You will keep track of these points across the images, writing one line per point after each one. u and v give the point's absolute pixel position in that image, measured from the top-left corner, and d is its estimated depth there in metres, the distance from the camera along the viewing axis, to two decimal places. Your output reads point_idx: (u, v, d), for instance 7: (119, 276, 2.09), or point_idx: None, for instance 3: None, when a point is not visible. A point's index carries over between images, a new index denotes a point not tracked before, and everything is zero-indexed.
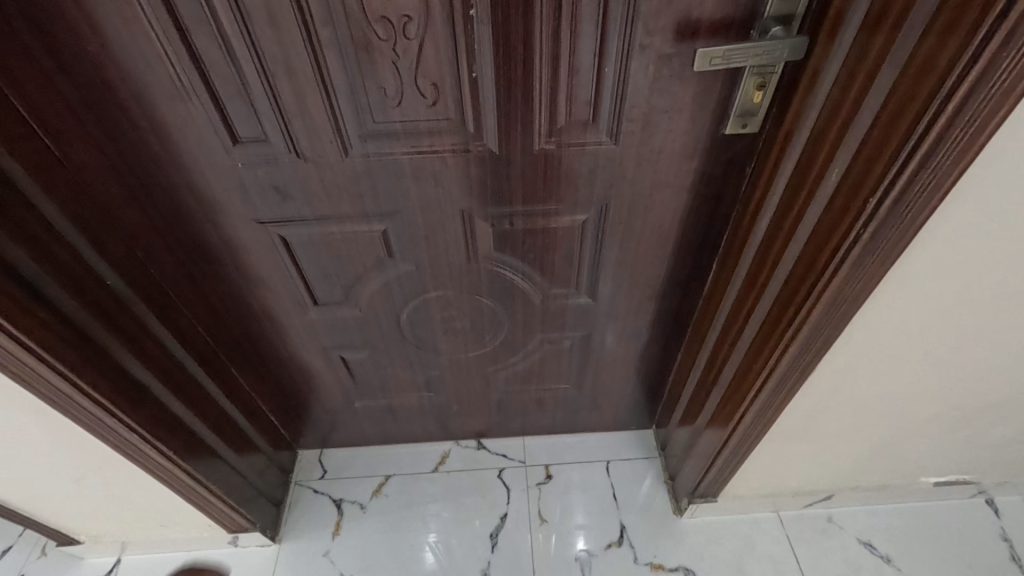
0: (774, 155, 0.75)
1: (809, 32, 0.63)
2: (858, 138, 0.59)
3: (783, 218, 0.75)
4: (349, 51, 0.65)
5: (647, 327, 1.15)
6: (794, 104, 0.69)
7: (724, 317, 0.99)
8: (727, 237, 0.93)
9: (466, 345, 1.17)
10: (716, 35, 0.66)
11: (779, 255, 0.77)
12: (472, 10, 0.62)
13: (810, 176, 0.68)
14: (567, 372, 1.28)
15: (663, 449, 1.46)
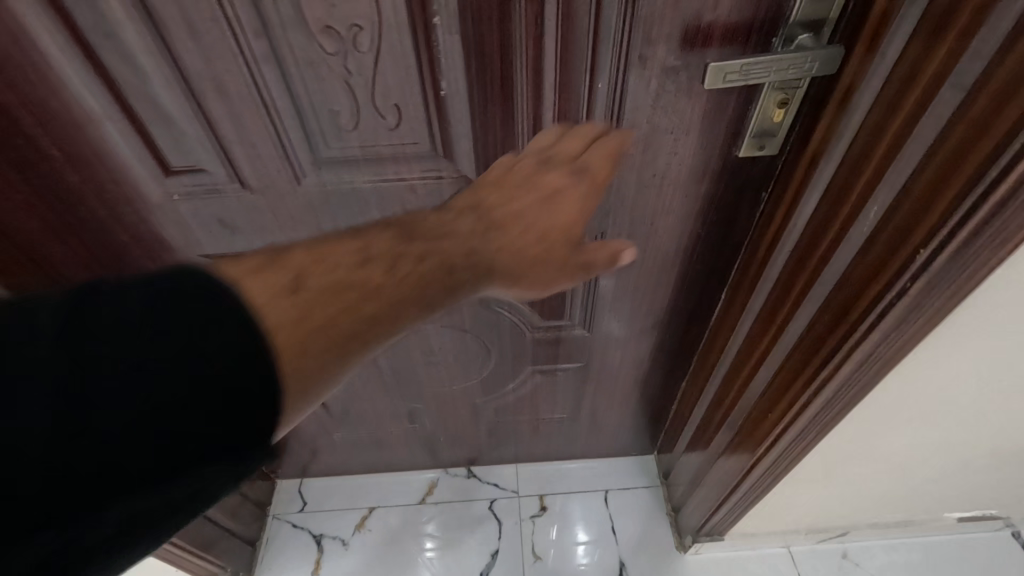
0: (795, 182, 0.65)
1: (844, 40, 0.52)
2: (905, 173, 0.49)
3: (806, 255, 0.65)
4: (289, 67, 0.54)
5: (648, 357, 1.05)
6: (820, 126, 0.58)
7: (735, 353, 0.89)
8: (738, 265, 0.82)
9: (450, 377, 1.07)
10: (731, 44, 0.55)
11: (801, 295, 0.67)
12: (436, 18, 0.51)
13: (841, 213, 0.58)
14: (562, 401, 1.19)
15: (665, 477, 1.37)
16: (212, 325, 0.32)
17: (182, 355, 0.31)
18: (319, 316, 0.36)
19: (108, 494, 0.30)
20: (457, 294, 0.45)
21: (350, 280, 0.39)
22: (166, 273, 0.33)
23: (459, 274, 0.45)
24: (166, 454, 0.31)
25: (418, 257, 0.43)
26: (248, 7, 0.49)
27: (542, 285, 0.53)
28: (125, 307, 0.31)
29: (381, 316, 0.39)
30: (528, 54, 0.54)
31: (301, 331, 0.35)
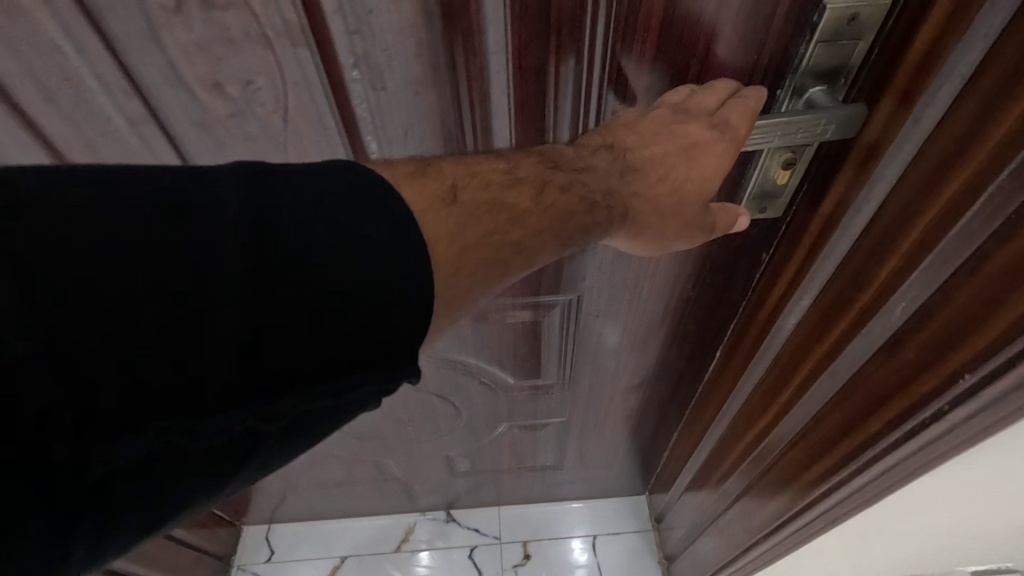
0: (801, 253, 0.55)
1: (867, 95, 0.42)
2: (944, 273, 0.39)
3: (814, 339, 0.55)
4: (178, 132, 0.43)
5: (636, 409, 0.95)
6: (833, 193, 0.48)
7: (732, 419, 0.79)
8: (735, 325, 0.72)
9: (419, 433, 0.97)
10: None
11: (809, 379, 0.57)
12: (353, 71, 0.40)
13: (858, 302, 0.48)
14: (544, 451, 1.09)
15: (657, 522, 1.28)
16: (385, 232, 0.30)
17: (358, 252, 0.29)
18: (473, 233, 0.34)
19: (272, 383, 0.28)
20: (581, 239, 0.40)
21: (500, 200, 0.36)
22: (348, 171, 0.31)
23: (592, 208, 0.40)
24: (329, 353, 0.29)
25: (562, 186, 0.39)
26: (110, 62, 0.38)
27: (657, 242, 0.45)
28: (306, 194, 0.30)
29: (526, 243, 0.37)
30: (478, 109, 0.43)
31: (457, 246, 0.33)
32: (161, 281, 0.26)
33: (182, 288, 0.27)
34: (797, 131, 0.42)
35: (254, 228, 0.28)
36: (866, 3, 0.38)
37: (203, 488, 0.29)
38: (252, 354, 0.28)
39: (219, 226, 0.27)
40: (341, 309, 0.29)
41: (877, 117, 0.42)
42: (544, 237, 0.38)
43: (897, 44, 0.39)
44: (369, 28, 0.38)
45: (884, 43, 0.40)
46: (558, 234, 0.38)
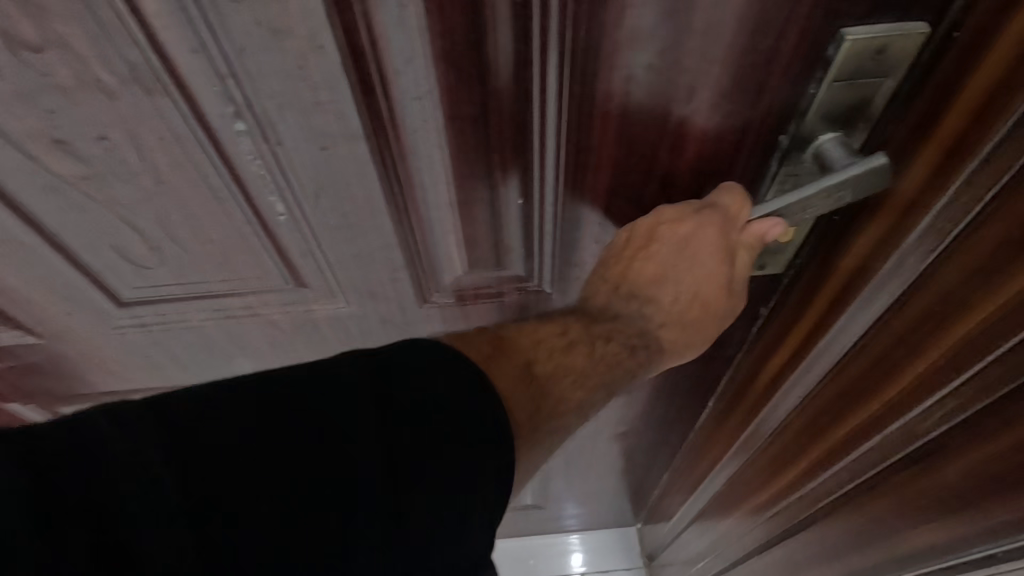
0: (806, 319, 0.45)
1: (895, 150, 0.34)
2: (1010, 382, 0.29)
3: (821, 427, 0.45)
4: (19, 196, 0.33)
5: (621, 455, 0.87)
6: (851, 254, 0.38)
7: (725, 480, 0.70)
8: (731, 381, 0.63)
9: None
10: (720, 143, 0.35)
11: (809, 471, 0.48)
12: (237, 122, 0.31)
13: (881, 395, 0.38)
14: (523, 492, 1.01)
15: (649, 560, 1.19)
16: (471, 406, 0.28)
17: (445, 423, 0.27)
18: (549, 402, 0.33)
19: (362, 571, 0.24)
20: (626, 383, 0.38)
21: (551, 359, 0.34)
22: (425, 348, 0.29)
23: (632, 351, 0.38)
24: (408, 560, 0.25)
25: (603, 337, 0.37)
26: None
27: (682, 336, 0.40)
28: (378, 365, 0.28)
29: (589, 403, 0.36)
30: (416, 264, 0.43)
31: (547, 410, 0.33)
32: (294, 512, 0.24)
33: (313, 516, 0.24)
34: (805, 207, 0.33)
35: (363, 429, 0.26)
36: (899, 35, 0.29)
37: None
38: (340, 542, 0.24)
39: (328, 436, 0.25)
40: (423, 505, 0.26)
41: (917, 171, 0.33)
42: (598, 394, 0.36)
43: (939, 93, 0.30)
44: (247, 71, 0.29)
45: (923, 90, 0.31)
46: (602, 395, 0.36)
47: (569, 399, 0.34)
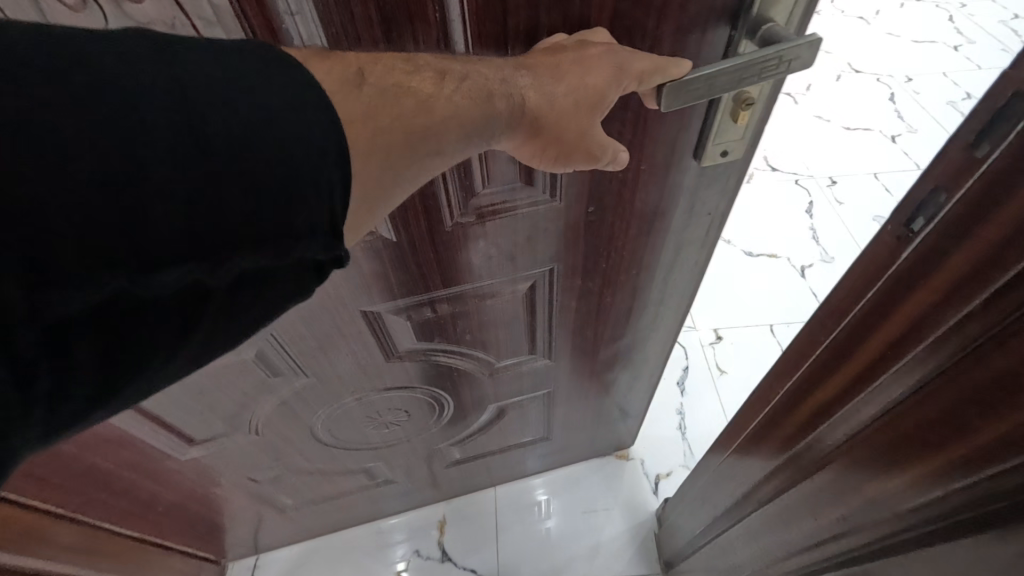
0: (862, 356, 0.47)
1: (971, 201, 0.37)
2: None
3: (868, 470, 0.47)
4: None
5: (618, 371, 0.98)
6: (926, 291, 0.41)
7: (752, 507, 0.71)
8: (770, 407, 0.64)
9: (407, 432, 0.95)
10: (687, 39, 0.44)
11: (856, 509, 0.49)
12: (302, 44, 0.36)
13: (950, 444, 0.39)
14: (533, 425, 1.10)
15: (667, 568, 1.14)
16: (317, 131, 0.30)
17: (290, 118, 0.29)
18: (387, 113, 0.35)
19: (208, 243, 0.28)
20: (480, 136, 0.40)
21: (444, 117, 0.38)
22: (272, 52, 0.30)
23: (490, 100, 0.39)
24: (256, 235, 0.29)
25: (460, 76, 0.38)
26: None
27: (560, 157, 0.44)
28: (224, 59, 0.29)
29: (424, 132, 0.37)
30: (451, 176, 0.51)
31: (383, 118, 0.35)
32: (102, 180, 0.25)
33: (125, 189, 0.25)
34: (762, 71, 0.43)
35: (184, 135, 0.26)
36: None
37: (105, 353, 0.27)
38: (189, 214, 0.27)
39: (151, 130, 0.26)
40: (274, 195, 0.29)
41: (1004, 215, 0.35)
42: (446, 125, 0.38)
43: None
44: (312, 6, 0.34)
45: (1017, 129, 0.34)
46: (452, 128, 0.38)
47: (404, 116, 0.36)
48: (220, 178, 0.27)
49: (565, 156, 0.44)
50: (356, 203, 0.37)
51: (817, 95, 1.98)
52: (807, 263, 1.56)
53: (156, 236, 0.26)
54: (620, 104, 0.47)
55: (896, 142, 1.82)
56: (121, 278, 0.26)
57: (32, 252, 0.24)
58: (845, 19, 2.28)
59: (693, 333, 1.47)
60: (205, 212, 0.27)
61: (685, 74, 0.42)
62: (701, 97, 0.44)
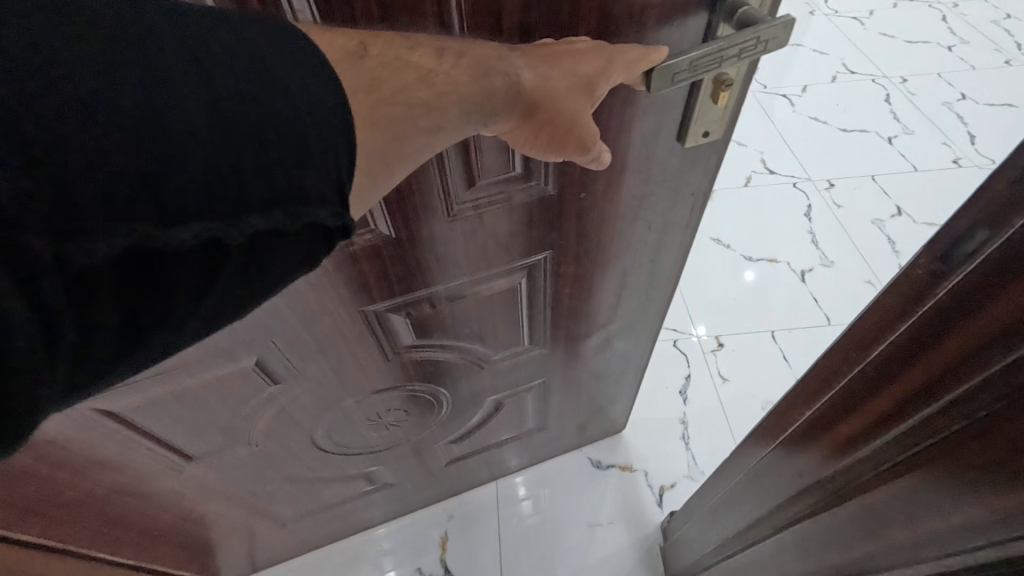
0: (888, 392, 0.46)
1: (1011, 241, 0.35)
2: None
3: (897, 510, 0.45)
4: None
5: (610, 356, 1.00)
6: (962, 332, 0.39)
7: (764, 533, 0.69)
8: (788, 437, 0.62)
9: (407, 431, 0.95)
10: (669, 26, 0.46)
11: (879, 549, 0.47)
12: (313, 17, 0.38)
13: (979, 493, 0.37)
14: (529, 416, 1.11)
15: None
16: (326, 99, 0.32)
17: (308, 92, 0.32)
18: (389, 88, 0.36)
19: (228, 200, 0.29)
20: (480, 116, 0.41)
21: (445, 92, 0.39)
22: (292, 29, 0.33)
23: (489, 75, 0.40)
24: (270, 196, 0.31)
25: (459, 51, 0.39)
26: None
27: (553, 143, 0.44)
28: (248, 32, 0.31)
29: (427, 107, 0.38)
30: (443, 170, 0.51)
31: (388, 93, 0.36)
32: (126, 131, 0.26)
33: (148, 140, 0.26)
34: (742, 52, 0.46)
35: (212, 100, 0.28)
36: None
37: (126, 304, 0.27)
38: (212, 171, 0.28)
39: (173, 87, 0.27)
40: (291, 159, 0.31)
41: None
42: (449, 100, 0.39)
43: None
44: None
45: None
46: (454, 103, 0.39)
47: (411, 94, 0.37)
48: (235, 135, 0.29)
49: (559, 143, 0.44)
50: (363, 178, 0.38)
51: (814, 95, 2.02)
52: (807, 267, 1.58)
53: (176, 187, 0.27)
54: (610, 93, 0.49)
55: (894, 143, 1.84)
56: (145, 225, 0.26)
57: (61, 197, 0.24)
58: (840, 18, 2.32)
59: (693, 339, 1.47)
60: (227, 172, 0.29)
61: (668, 61, 0.45)
62: (684, 78, 0.46)
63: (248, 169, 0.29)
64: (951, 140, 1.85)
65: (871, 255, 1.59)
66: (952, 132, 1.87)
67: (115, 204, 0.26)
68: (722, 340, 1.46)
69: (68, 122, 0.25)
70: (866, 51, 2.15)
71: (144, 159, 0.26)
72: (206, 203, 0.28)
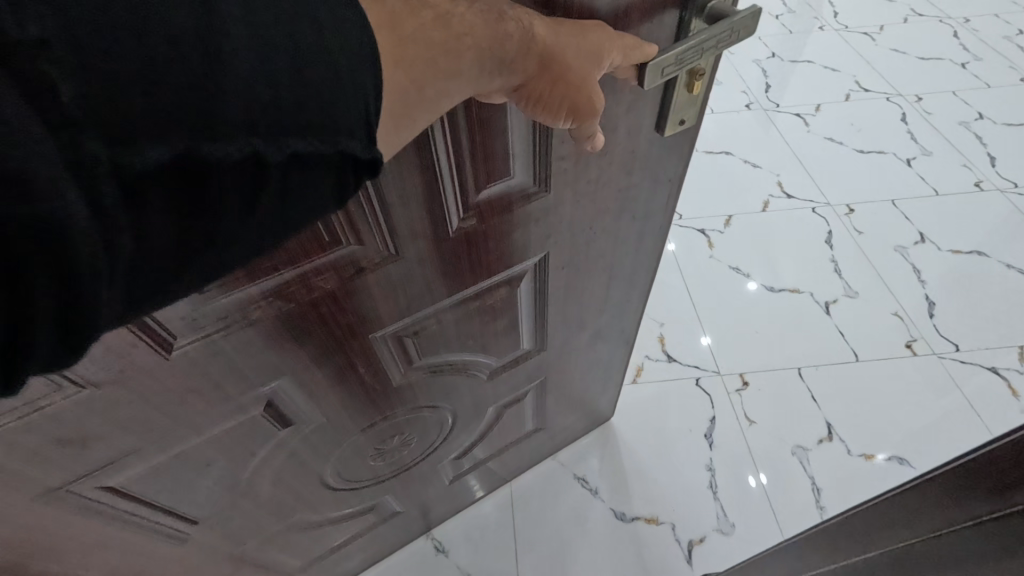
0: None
1: None
2: None
3: None
4: None
5: (599, 348, 1.03)
6: None
7: None
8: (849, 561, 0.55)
9: (413, 454, 0.93)
10: (649, 22, 0.48)
11: None
12: None
13: None
14: (527, 418, 1.12)
15: None
16: (356, 27, 0.29)
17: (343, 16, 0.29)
18: (411, 25, 0.35)
19: (269, 119, 0.26)
20: (495, 66, 0.40)
21: (460, 33, 0.37)
22: None
23: (501, 20, 0.39)
24: (308, 116, 0.28)
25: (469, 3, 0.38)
26: None
27: (566, 106, 0.44)
28: None
29: (446, 43, 0.37)
30: (456, 157, 0.49)
31: (409, 27, 0.35)
32: (169, 36, 0.24)
33: (190, 44, 0.24)
34: (718, 43, 0.50)
35: (252, 10, 0.26)
36: None
37: (171, 220, 0.26)
38: (252, 84, 0.26)
39: (217, 10, 0.25)
40: (330, 82, 0.28)
41: None
42: (466, 44, 0.38)
43: None
44: None
45: None
46: (471, 48, 0.38)
47: (432, 37, 0.36)
48: (276, 57, 0.26)
49: (574, 105, 0.44)
50: (387, 121, 0.36)
51: (827, 114, 2.11)
52: (831, 298, 1.60)
53: (217, 96, 0.25)
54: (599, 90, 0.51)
55: (912, 165, 1.93)
56: (185, 136, 0.24)
57: (114, 101, 0.23)
58: (850, 33, 2.48)
59: (716, 377, 1.46)
60: (268, 87, 0.26)
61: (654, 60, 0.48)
62: (668, 73, 0.50)
63: (287, 87, 0.27)
64: (972, 162, 1.93)
65: (893, 284, 1.63)
66: (973, 154, 1.96)
67: (155, 107, 0.23)
68: (746, 378, 1.46)
69: (110, 18, 0.22)
70: (881, 71, 2.27)
71: (186, 67, 0.24)
72: (246, 118, 0.26)
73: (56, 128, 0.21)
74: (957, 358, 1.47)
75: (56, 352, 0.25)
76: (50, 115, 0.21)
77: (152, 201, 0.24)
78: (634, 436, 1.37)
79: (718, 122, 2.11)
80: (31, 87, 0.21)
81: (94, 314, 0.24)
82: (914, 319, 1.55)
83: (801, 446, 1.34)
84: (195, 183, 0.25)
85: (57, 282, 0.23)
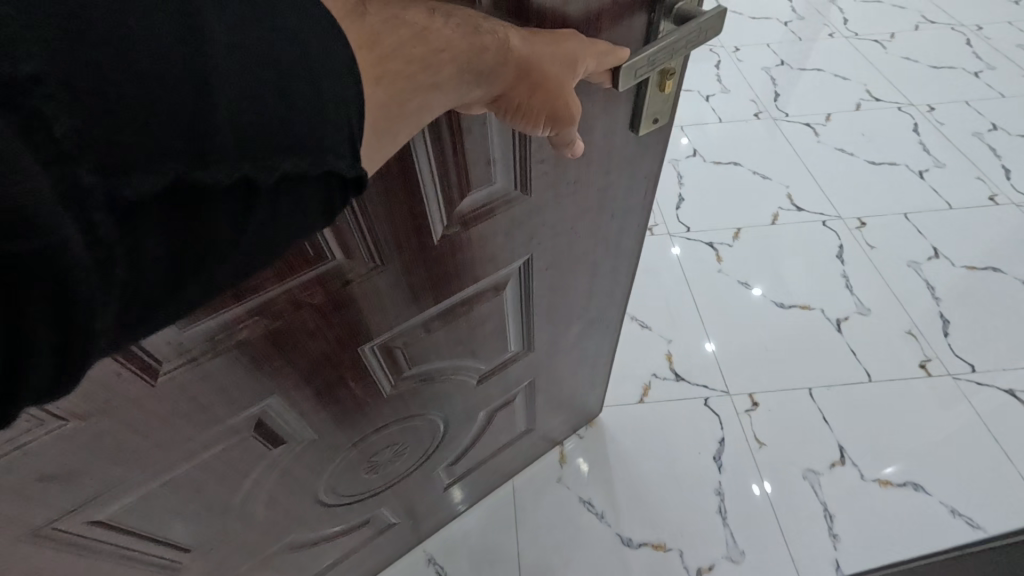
0: None
1: None
2: None
3: None
4: None
5: (585, 346, 1.04)
6: None
7: None
8: None
9: (406, 464, 0.93)
10: (621, 24, 0.49)
11: None
12: None
13: None
14: (518, 420, 1.13)
15: None
16: (337, 47, 0.30)
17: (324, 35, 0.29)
18: (388, 42, 0.35)
19: (258, 143, 0.26)
20: (473, 79, 0.41)
21: (438, 48, 0.38)
22: None
23: (477, 32, 0.40)
24: (297, 140, 0.28)
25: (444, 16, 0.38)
26: None
27: (546, 113, 0.45)
28: None
29: (423, 57, 0.37)
30: (438, 166, 0.49)
31: (387, 45, 0.35)
32: (156, 63, 0.23)
33: (177, 70, 0.24)
34: (686, 44, 0.51)
35: (236, 32, 0.26)
36: None
37: (167, 247, 0.26)
38: (241, 109, 0.26)
39: (199, 32, 0.25)
40: (316, 105, 0.28)
41: None
42: (444, 58, 0.38)
43: None
44: None
45: None
46: (450, 62, 0.39)
47: (410, 53, 0.36)
48: (262, 80, 0.26)
49: (553, 112, 0.45)
50: (371, 141, 0.37)
51: (837, 124, 2.17)
52: (842, 315, 1.63)
53: (207, 121, 0.25)
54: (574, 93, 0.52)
55: (924, 177, 1.98)
56: (177, 165, 0.24)
57: (106, 131, 0.22)
58: (860, 40, 2.54)
59: (727, 399, 1.47)
60: (257, 111, 0.26)
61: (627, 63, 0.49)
62: (640, 74, 0.51)
63: (276, 111, 0.27)
64: (985, 175, 1.98)
65: (902, 297, 1.67)
66: (987, 166, 2.01)
67: (146, 136, 0.23)
68: (756, 398, 1.47)
69: (96, 46, 0.22)
70: (894, 82, 2.33)
71: (175, 93, 0.24)
72: (237, 143, 0.26)
73: (48, 163, 0.21)
74: (973, 378, 1.50)
75: (52, 383, 0.25)
76: (44, 149, 0.21)
77: (148, 230, 0.24)
78: (624, 434, 1.42)
79: (728, 131, 2.16)
80: (22, 119, 0.20)
81: (91, 344, 0.24)
82: (929, 339, 1.57)
83: (811, 469, 1.36)
84: (190, 209, 0.25)
85: (53, 316, 0.22)
